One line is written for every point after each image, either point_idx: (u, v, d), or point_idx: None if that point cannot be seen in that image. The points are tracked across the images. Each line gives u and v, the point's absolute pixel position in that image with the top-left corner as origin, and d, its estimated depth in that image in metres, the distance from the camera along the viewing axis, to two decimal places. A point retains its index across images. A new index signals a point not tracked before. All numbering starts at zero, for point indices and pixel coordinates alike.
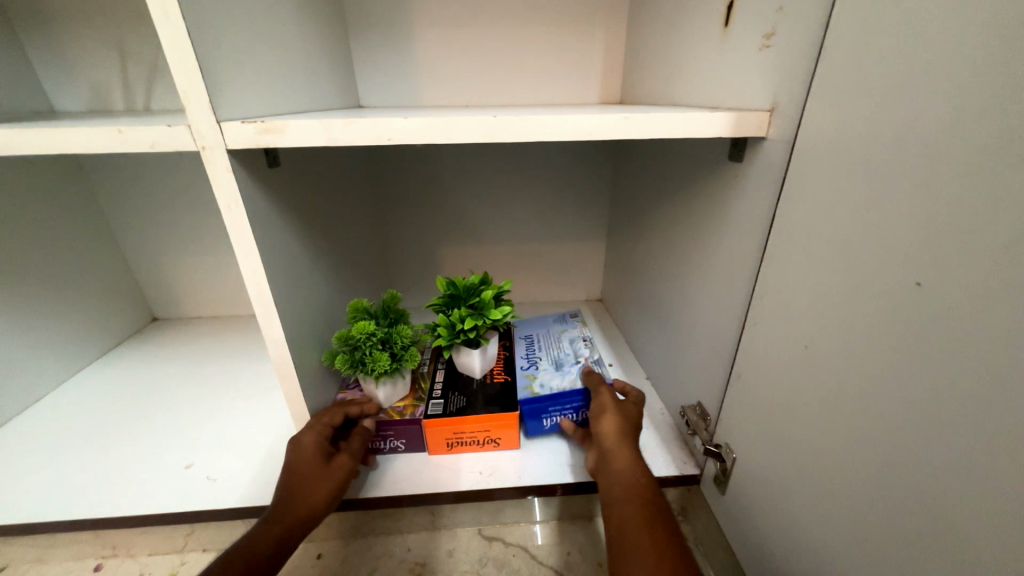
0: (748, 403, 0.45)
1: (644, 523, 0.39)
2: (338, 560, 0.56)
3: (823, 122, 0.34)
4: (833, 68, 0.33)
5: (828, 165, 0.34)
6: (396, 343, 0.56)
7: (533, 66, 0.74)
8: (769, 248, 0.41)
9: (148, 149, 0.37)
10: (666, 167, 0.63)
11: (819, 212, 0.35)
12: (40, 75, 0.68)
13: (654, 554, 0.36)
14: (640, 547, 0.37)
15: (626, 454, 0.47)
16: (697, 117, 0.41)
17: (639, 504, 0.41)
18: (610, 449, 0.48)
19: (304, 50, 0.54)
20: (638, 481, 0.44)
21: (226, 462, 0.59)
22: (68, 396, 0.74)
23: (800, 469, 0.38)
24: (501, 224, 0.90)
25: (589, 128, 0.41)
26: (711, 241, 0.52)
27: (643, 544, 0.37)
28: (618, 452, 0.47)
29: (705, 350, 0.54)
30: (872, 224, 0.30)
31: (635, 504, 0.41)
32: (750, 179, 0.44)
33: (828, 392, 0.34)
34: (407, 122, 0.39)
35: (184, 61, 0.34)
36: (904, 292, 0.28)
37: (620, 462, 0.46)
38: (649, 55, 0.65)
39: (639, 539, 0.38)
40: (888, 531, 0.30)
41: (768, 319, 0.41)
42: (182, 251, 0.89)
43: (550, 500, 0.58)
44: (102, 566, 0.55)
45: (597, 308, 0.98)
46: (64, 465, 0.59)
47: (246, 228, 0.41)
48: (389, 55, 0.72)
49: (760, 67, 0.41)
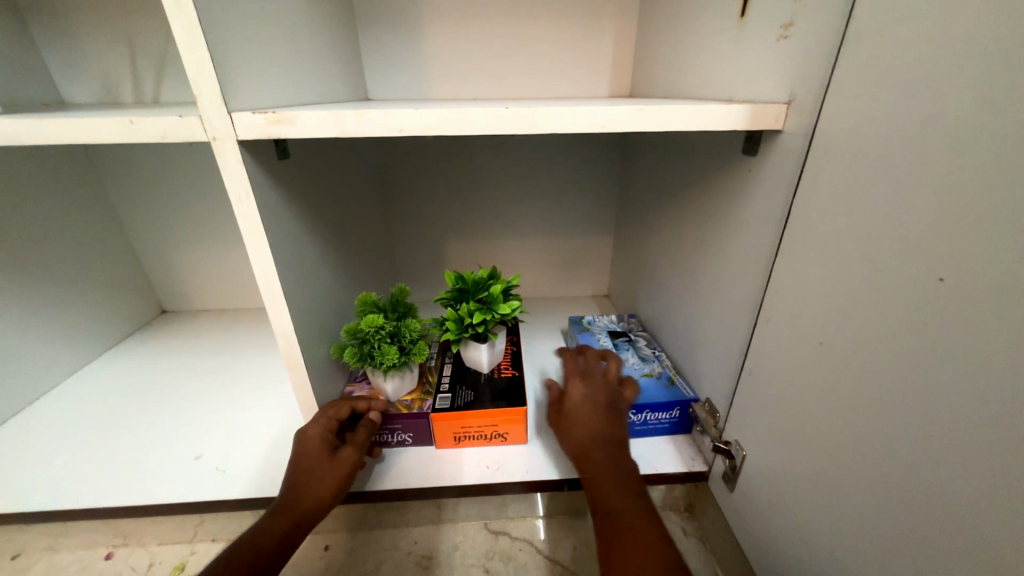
0: (759, 399, 0.45)
1: (630, 525, 0.38)
2: (344, 554, 0.56)
3: (844, 113, 0.33)
4: (852, 59, 0.32)
5: (845, 159, 0.33)
6: (403, 337, 0.56)
7: (543, 58, 0.73)
8: (785, 243, 0.40)
9: (159, 140, 0.37)
10: (678, 161, 0.62)
11: (834, 208, 0.34)
12: (51, 67, 0.68)
13: (647, 555, 0.35)
14: (630, 549, 0.36)
15: (597, 456, 0.46)
16: (712, 110, 0.40)
17: (624, 504, 0.40)
18: (582, 454, 0.47)
19: (313, 40, 0.53)
20: (617, 480, 0.43)
21: (234, 453, 0.59)
22: (78, 387, 0.74)
23: (810, 466, 0.37)
24: (508, 218, 0.90)
25: (602, 121, 0.41)
26: (724, 236, 0.51)
27: (634, 546, 0.36)
28: (589, 454, 0.47)
29: (717, 346, 0.53)
30: (890, 221, 0.29)
31: (621, 506, 0.40)
32: (764, 174, 0.43)
33: (841, 390, 0.34)
34: (417, 114, 0.39)
35: (196, 51, 0.34)
36: (924, 289, 0.27)
37: (593, 464, 0.46)
38: (661, 47, 0.65)
39: (628, 543, 0.37)
40: (901, 530, 0.29)
41: (782, 315, 0.41)
42: (190, 244, 0.89)
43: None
44: (113, 554, 0.56)
45: (604, 304, 0.97)
46: (75, 455, 0.60)
47: (255, 221, 0.40)
48: (397, 47, 0.72)
49: (777, 58, 0.40)
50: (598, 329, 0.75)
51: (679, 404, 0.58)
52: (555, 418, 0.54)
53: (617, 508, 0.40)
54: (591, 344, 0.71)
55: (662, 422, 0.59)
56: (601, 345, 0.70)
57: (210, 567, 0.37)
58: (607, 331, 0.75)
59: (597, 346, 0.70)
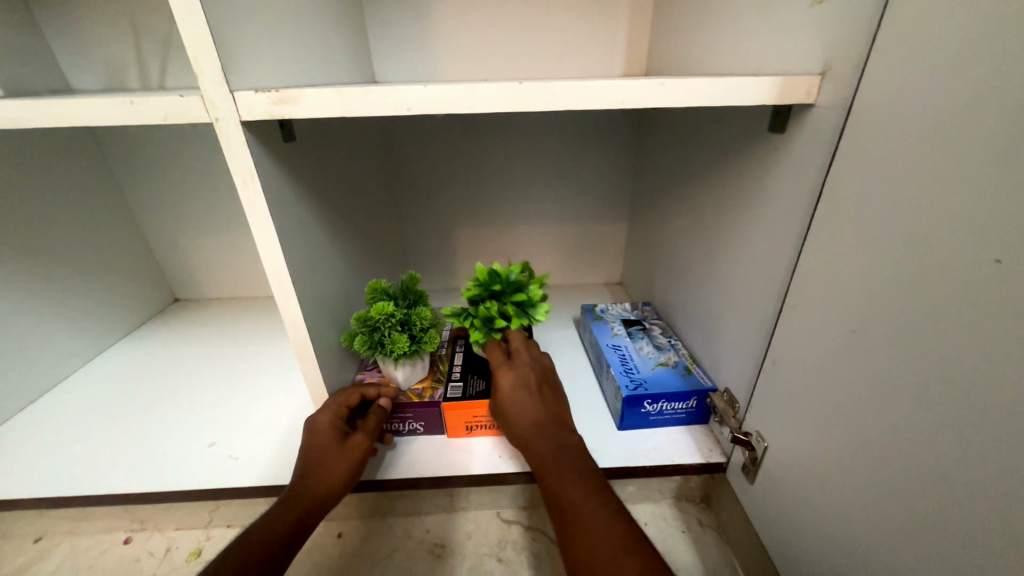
0: (784, 389, 0.43)
1: (583, 517, 0.38)
2: (357, 541, 0.56)
3: (886, 83, 0.31)
4: (897, 22, 0.30)
5: (886, 133, 0.31)
6: (414, 325, 0.55)
7: (555, 36, 0.71)
8: (815, 225, 0.38)
9: (161, 121, 0.36)
10: (698, 142, 0.60)
11: (872, 186, 0.32)
12: (57, 53, 0.68)
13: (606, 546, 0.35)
14: (587, 542, 0.36)
15: (540, 446, 0.46)
16: (738, 84, 0.38)
17: (572, 494, 0.40)
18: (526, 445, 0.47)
19: (318, 18, 0.51)
20: (562, 469, 0.42)
21: (247, 441, 0.59)
22: (93, 375, 0.75)
23: (838, 459, 0.36)
24: (519, 204, 0.88)
25: (621, 97, 0.38)
26: (747, 219, 0.49)
27: (590, 539, 0.36)
28: (531, 445, 0.46)
29: (738, 334, 0.51)
30: (938, 198, 0.27)
31: (571, 496, 0.40)
32: (793, 152, 0.41)
33: (876, 380, 0.32)
34: (426, 90, 0.37)
35: (195, 26, 0.32)
36: (976, 271, 0.25)
37: (538, 456, 0.45)
38: (680, 21, 0.61)
39: (584, 537, 0.37)
40: (942, 527, 0.27)
41: (810, 301, 0.39)
42: (200, 232, 0.89)
43: (634, 488, 0.57)
44: (131, 538, 0.57)
45: (617, 292, 0.95)
46: (92, 442, 0.61)
47: (261, 205, 0.39)
48: (404, 27, 0.69)
49: (810, 26, 0.38)
50: (611, 317, 0.73)
51: (696, 394, 0.56)
52: (493, 407, 0.53)
53: (567, 500, 0.40)
54: (605, 332, 0.69)
55: (678, 412, 0.58)
56: (614, 333, 0.69)
57: (218, 559, 0.37)
58: (621, 319, 0.73)
59: (610, 334, 0.68)
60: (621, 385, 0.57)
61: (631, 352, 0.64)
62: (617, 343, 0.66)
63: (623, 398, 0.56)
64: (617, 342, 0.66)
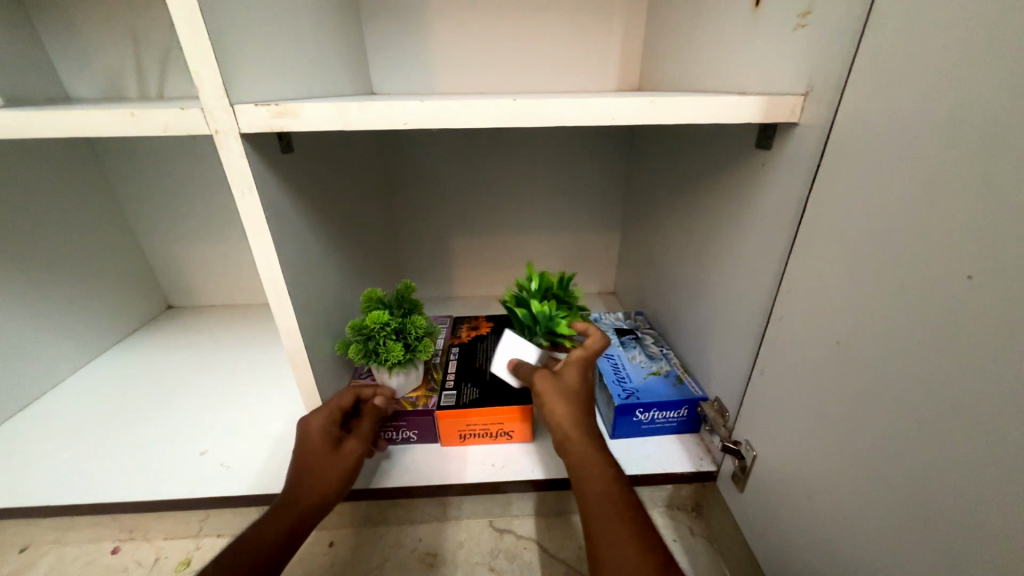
0: (771, 399, 0.44)
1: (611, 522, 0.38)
2: (349, 550, 0.56)
3: (867, 103, 0.32)
4: (875, 49, 0.31)
5: (866, 152, 0.32)
6: (409, 334, 0.55)
7: (549, 51, 0.72)
8: (800, 239, 0.39)
9: (160, 132, 0.37)
10: (689, 156, 0.61)
11: (854, 203, 0.33)
12: (56, 62, 0.68)
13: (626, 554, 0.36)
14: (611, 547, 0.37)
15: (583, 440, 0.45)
16: (724, 103, 0.39)
17: (606, 496, 0.40)
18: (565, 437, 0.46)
19: (317, 33, 0.52)
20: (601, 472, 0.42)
21: (239, 449, 0.59)
22: (83, 382, 0.75)
23: (823, 468, 0.37)
24: (513, 214, 0.89)
25: (612, 114, 0.40)
26: (736, 232, 0.50)
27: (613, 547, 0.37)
28: (574, 437, 0.45)
29: (728, 344, 0.52)
30: (915, 217, 0.28)
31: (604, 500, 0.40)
32: (778, 169, 0.42)
33: (859, 391, 0.33)
34: (422, 105, 0.38)
35: (196, 41, 0.33)
36: (952, 286, 0.26)
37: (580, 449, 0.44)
38: (670, 41, 0.63)
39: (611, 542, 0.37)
40: (924, 535, 0.28)
41: (796, 312, 0.40)
42: (194, 239, 0.89)
43: None
44: (119, 548, 0.56)
45: (611, 301, 0.96)
46: (79, 451, 0.60)
47: (258, 214, 0.40)
48: (402, 41, 0.71)
49: (794, 50, 0.39)
50: (604, 326, 0.74)
51: (687, 403, 0.57)
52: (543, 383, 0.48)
53: (599, 501, 0.40)
54: None
55: (669, 422, 0.59)
56: None
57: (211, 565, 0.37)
58: (614, 328, 0.74)
59: None
60: (613, 394, 0.58)
61: (623, 361, 0.64)
62: (610, 352, 0.66)
63: (616, 407, 0.56)
64: (610, 351, 0.67)
